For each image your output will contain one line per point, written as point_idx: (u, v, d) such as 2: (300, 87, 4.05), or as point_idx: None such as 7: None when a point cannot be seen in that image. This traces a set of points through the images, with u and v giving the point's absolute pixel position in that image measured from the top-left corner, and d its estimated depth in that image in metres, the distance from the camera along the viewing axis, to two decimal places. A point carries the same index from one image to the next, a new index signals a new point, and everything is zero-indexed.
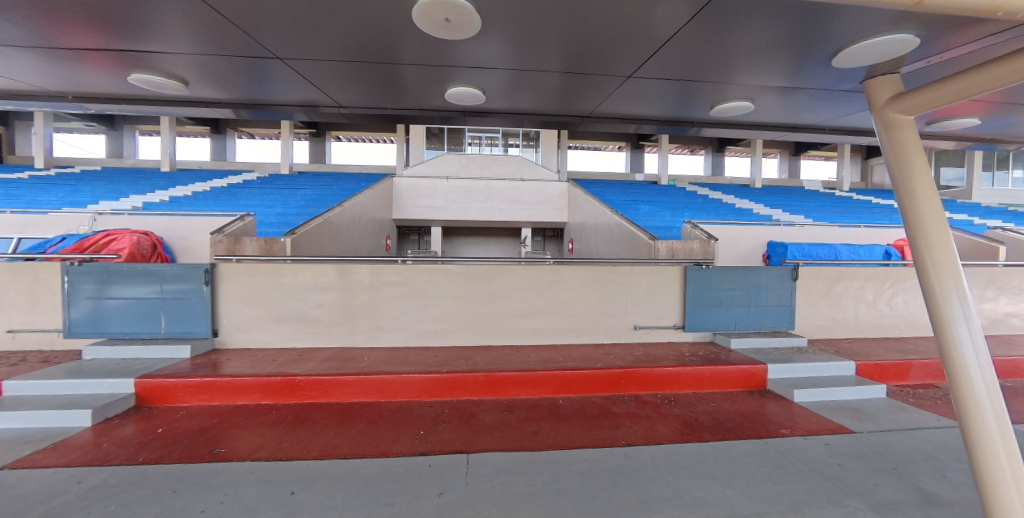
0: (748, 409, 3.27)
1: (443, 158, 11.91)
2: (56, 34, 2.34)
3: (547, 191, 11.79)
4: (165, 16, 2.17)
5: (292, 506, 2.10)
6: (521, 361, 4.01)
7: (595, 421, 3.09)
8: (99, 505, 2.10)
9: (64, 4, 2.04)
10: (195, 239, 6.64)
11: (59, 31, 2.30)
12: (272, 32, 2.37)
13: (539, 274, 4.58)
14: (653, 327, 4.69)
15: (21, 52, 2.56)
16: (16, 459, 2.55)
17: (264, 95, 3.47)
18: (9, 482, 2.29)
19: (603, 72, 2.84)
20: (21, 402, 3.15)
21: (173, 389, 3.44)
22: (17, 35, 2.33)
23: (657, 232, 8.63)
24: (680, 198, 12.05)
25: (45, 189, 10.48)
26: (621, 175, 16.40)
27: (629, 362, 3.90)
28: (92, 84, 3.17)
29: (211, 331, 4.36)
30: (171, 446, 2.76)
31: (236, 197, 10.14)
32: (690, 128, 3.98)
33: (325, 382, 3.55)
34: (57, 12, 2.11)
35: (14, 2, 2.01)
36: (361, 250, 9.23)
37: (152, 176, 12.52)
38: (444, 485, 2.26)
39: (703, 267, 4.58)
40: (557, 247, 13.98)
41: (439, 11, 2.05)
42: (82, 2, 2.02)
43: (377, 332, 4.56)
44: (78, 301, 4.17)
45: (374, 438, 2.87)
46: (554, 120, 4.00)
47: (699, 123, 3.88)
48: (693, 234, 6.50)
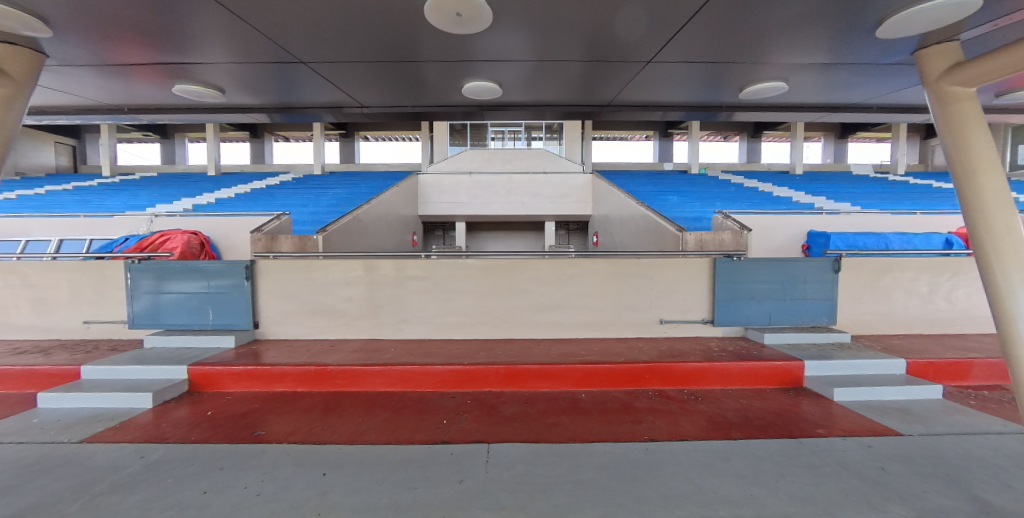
0: (779, 407, 3.12)
1: (465, 154, 11.97)
2: (110, 51, 2.49)
3: (569, 184, 11.57)
4: (203, 29, 2.27)
5: (322, 487, 2.18)
6: (542, 354, 3.99)
7: (615, 416, 3.03)
8: (156, 477, 2.28)
9: (110, 23, 2.16)
10: (235, 237, 7.01)
11: (110, 48, 2.45)
12: (298, 38, 2.43)
13: (559, 268, 4.53)
14: (678, 322, 4.54)
15: (79, 70, 2.76)
16: (91, 433, 2.83)
17: (292, 98, 3.58)
18: (81, 454, 2.52)
19: (621, 59, 2.73)
20: (94, 385, 3.48)
21: (218, 375, 3.68)
22: (75, 55, 2.51)
23: (685, 223, 8.34)
24: (711, 187, 11.57)
25: (110, 194, 11.45)
26: (647, 165, 15.88)
27: (653, 357, 3.80)
28: (142, 96, 3.38)
29: (251, 323, 4.60)
30: (217, 427, 2.95)
31: (273, 197, 10.65)
32: (719, 113, 3.78)
33: (353, 372, 3.68)
34: (110, 31, 2.25)
35: (71, 26, 2.17)
36: (388, 246, 9.43)
37: (198, 180, 13.35)
38: (464, 473, 2.28)
39: (733, 259, 4.39)
40: (582, 241, 13.88)
41: (448, 5, 2.03)
42: (130, 20, 2.13)
43: (401, 326, 4.66)
44: (139, 295, 4.52)
45: (398, 426, 2.94)
46: (576, 110, 3.88)
47: (727, 107, 3.67)
48: (724, 225, 6.14)
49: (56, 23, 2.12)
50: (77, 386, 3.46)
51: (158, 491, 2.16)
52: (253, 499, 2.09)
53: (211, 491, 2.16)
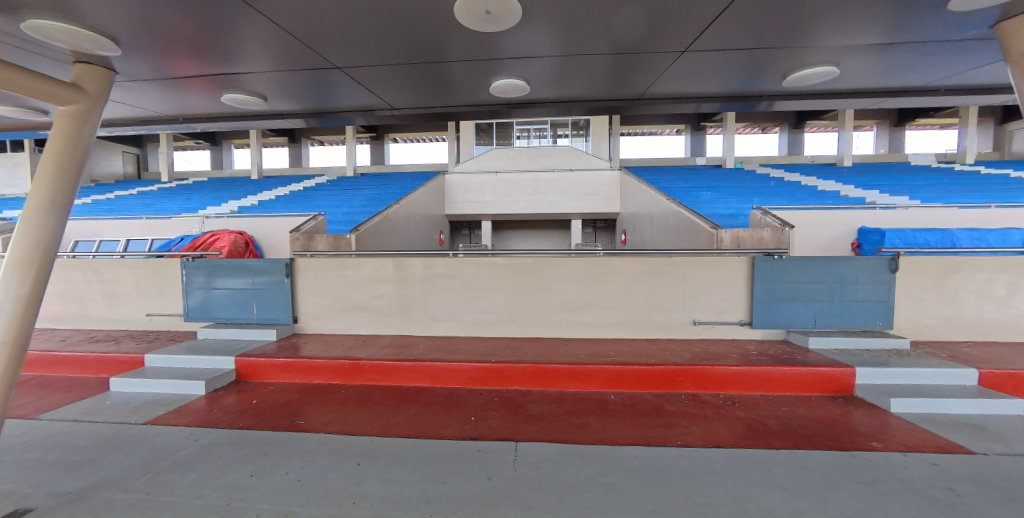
0: (827, 417, 2.91)
1: (490, 154, 11.92)
2: (168, 65, 2.66)
3: (597, 181, 11.34)
4: (246, 40, 2.37)
5: (356, 477, 2.24)
6: (570, 354, 3.93)
7: (647, 419, 2.94)
8: (208, 460, 2.44)
9: (167, 38, 2.29)
10: (275, 236, 7.37)
11: (167, 62, 2.61)
12: (334, 44, 2.49)
13: (586, 266, 4.44)
14: (713, 323, 4.35)
15: (142, 84, 2.96)
16: (153, 417, 3.08)
17: (327, 103, 3.69)
18: (143, 437, 2.74)
19: (653, 50, 2.63)
20: (155, 372, 3.78)
21: (262, 366, 3.87)
22: (139, 71, 2.69)
23: (719, 220, 8.00)
24: (748, 182, 11.02)
25: (168, 198, 12.38)
26: (679, 160, 15.34)
27: (686, 359, 3.65)
28: (195, 106, 3.58)
29: (291, 318, 4.81)
30: (261, 415, 3.11)
31: (309, 199, 11.14)
32: (758, 103, 3.57)
33: (385, 366, 3.77)
34: (166, 47, 2.40)
35: (136, 44, 2.33)
36: (416, 244, 9.61)
37: (243, 183, 14.17)
38: (492, 470, 2.27)
39: (774, 258, 4.14)
40: (609, 238, 13.62)
41: (479, 3, 2.02)
42: (185, 34, 2.26)
43: (430, 322, 4.73)
44: (193, 290, 4.85)
45: (428, 421, 2.98)
46: (604, 105, 3.78)
47: (767, 96, 3.47)
48: (763, 222, 5.82)
49: (122, 41, 2.27)
50: (142, 373, 3.78)
51: (208, 473, 2.31)
52: (293, 484, 2.18)
53: (256, 475, 2.28)
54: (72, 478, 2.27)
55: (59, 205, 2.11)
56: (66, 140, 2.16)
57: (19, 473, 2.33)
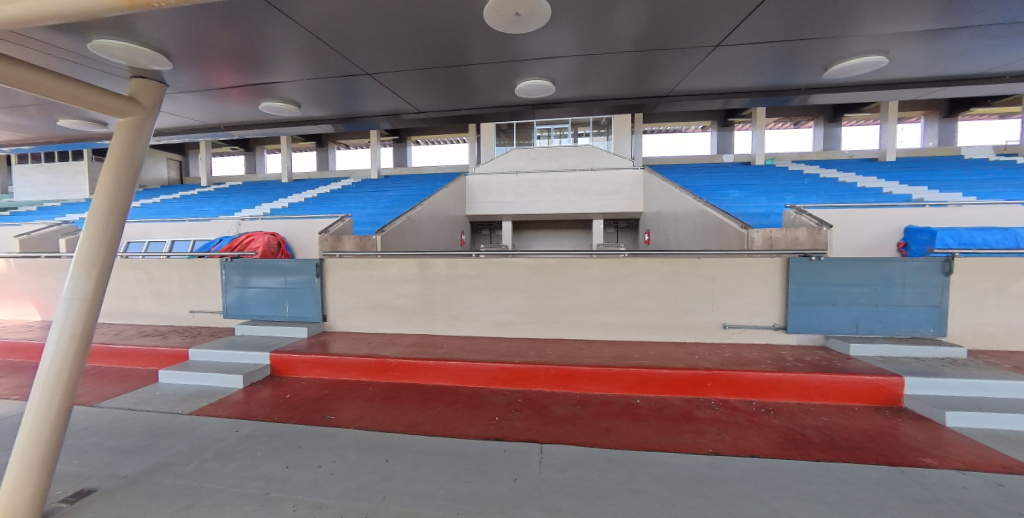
0: (872, 428, 2.75)
1: (511, 153, 11.91)
2: (212, 76, 2.81)
3: (619, 180, 11.13)
4: (282, 48, 2.46)
5: (385, 472, 2.31)
6: (594, 356, 3.89)
7: (674, 425, 2.87)
8: (248, 451, 2.57)
9: (212, 51, 2.43)
10: (306, 237, 7.67)
11: (211, 74, 2.77)
12: (365, 50, 2.57)
13: (610, 267, 4.38)
14: (745, 327, 4.20)
15: (187, 95, 3.15)
16: (197, 408, 3.27)
17: (355, 108, 3.81)
18: (189, 427, 2.92)
19: (682, 45, 2.56)
20: (198, 365, 4.02)
21: (295, 363, 4.04)
22: (186, 82, 2.86)
23: (749, 220, 7.71)
24: (780, 180, 10.56)
25: (207, 201, 13.12)
26: (705, 158, 14.89)
27: (716, 364, 3.54)
28: (234, 114, 3.77)
29: (321, 316, 4.99)
30: (295, 409, 3.24)
31: (336, 201, 11.54)
32: (793, 97, 3.42)
33: (411, 364, 3.85)
34: (210, 59, 2.54)
35: (184, 57, 2.48)
36: (438, 245, 9.76)
37: (275, 187, 14.81)
38: (518, 471, 2.28)
39: (811, 259, 3.95)
40: (632, 239, 13.38)
41: (508, 5, 2.05)
42: (227, 46, 2.38)
43: (453, 322, 4.80)
44: (231, 289, 5.12)
45: (453, 420, 3.02)
46: (625, 103, 3.71)
47: (804, 89, 3.31)
48: (797, 221, 5.56)
49: (172, 55, 2.42)
50: (186, 366, 4.02)
51: (248, 463, 2.43)
52: (326, 477, 2.27)
53: (292, 467, 2.38)
54: (127, 463, 2.45)
55: (117, 207, 2.22)
56: (123, 146, 2.28)
57: (82, 456, 2.53)
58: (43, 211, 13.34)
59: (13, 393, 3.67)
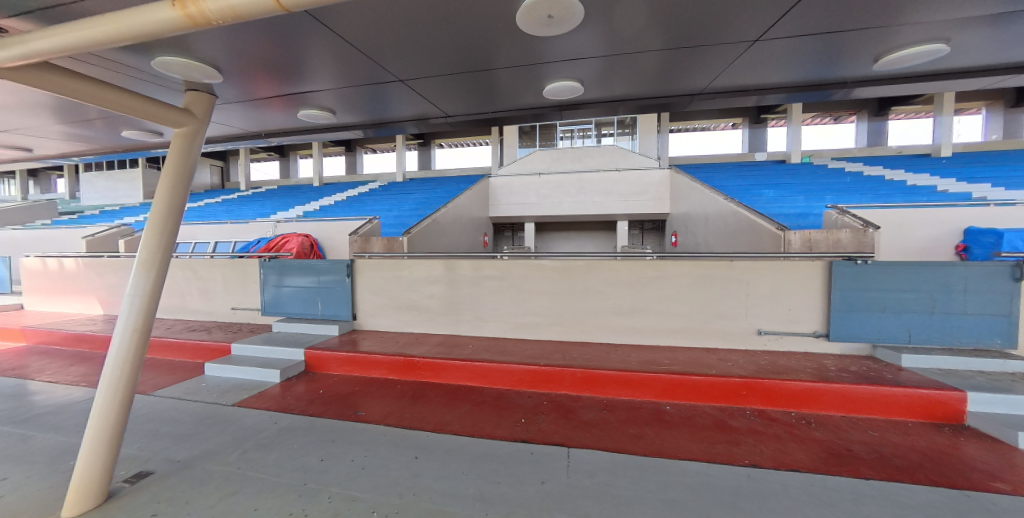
0: (929, 447, 2.56)
1: (535, 155, 12.00)
2: (257, 87, 2.98)
3: (644, 180, 10.89)
4: (321, 57, 2.58)
5: (415, 469, 2.36)
6: (621, 360, 3.83)
7: (708, 434, 2.78)
8: (286, 442, 2.70)
9: (257, 63, 2.57)
10: (336, 239, 7.96)
11: (256, 85, 2.93)
12: (397, 57, 2.64)
13: (637, 270, 4.29)
14: (782, 334, 4.01)
15: (233, 105, 3.34)
16: (239, 400, 3.46)
17: (386, 114, 3.92)
18: (234, 418, 3.10)
19: (717, 42, 2.49)
20: (239, 360, 4.25)
21: (327, 359, 4.20)
22: (232, 93, 3.04)
23: (785, 221, 7.36)
24: (819, 179, 10.01)
25: (246, 204, 13.87)
26: (736, 156, 14.33)
27: (751, 372, 3.40)
28: (272, 122, 3.96)
29: (351, 315, 5.17)
30: (328, 404, 3.37)
31: (364, 204, 11.92)
32: (835, 91, 3.24)
33: (437, 364, 3.92)
34: (255, 71, 2.68)
35: (232, 70, 2.63)
36: (462, 247, 9.88)
37: (308, 190, 15.47)
38: (546, 474, 2.28)
39: (857, 263, 3.71)
40: (658, 241, 13.06)
41: (541, 8, 2.07)
42: (271, 57, 2.51)
43: (478, 323, 4.85)
44: (268, 287, 5.39)
45: (480, 420, 3.05)
46: (650, 103, 3.63)
47: (847, 82, 3.13)
48: (840, 222, 5.24)
49: (220, 68, 2.58)
50: (229, 360, 4.27)
51: (286, 454, 2.55)
52: (358, 471, 2.35)
53: (327, 460, 2.48)
54: (179, 449, 2.63)
55: (173, 210, 2.39)
56: (178, 156, 2.46)
57: (139, 440, 2.74)
58: (103, 214, 14.52)
59: (79, 381, 4.01)
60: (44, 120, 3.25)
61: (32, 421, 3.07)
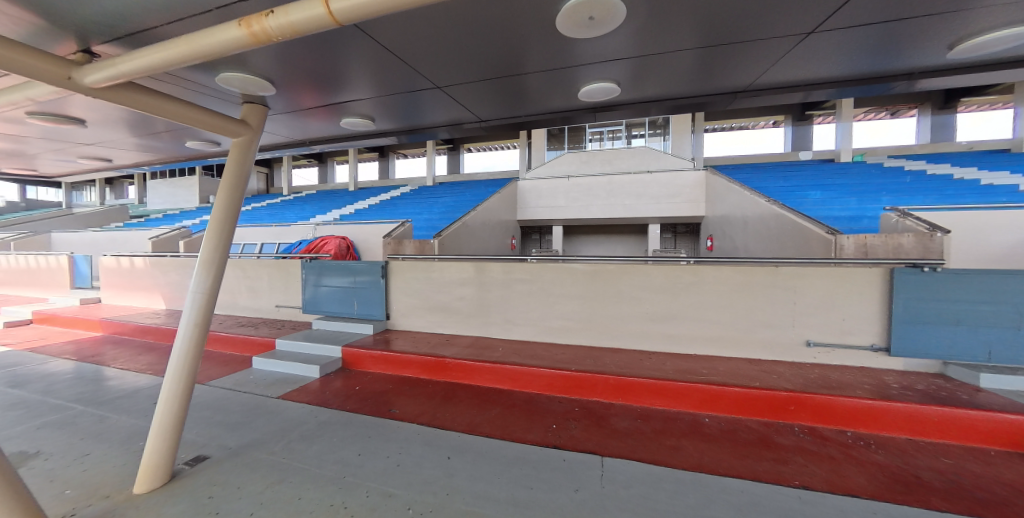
0: (1012, 480, 2.30)
1: (564, 157, 12.00)
2: (303, 98, 3.14)
3: (678, 182, 10.52)
4: (364, 67, 2.68)
5: (449, 469, 2.40)
6: (655, 368, 3.71)
7: (752, 450, 2.63)
8: (327, 435, 2.83)
9: (304, 75, 2.72)
10: (371, 241, 8.26)
11: (303, 96, 3.09)
12: (434, 65, 2.71)
13: (673, 275, 4.15)
14: (835, 347, 3.74)
15: (281, 115, 3.55)
16: (283, 392, 3.66)
17: (420, 120, 4.02)
18: (279, 409, 3.28)
19: (763, 36, 2.37)
20: (283, 354, 4.50)
21: (363, 357, 4.34)
22: (281, 104, 3.23)
23: (835, 224, 6.86)
24: (874, 178, 9.27)
25: (289, 208, 14.67)
26: (778, 156, 13.55)
27: (798, 385, 3.19)
28: (315, 131, 4.17)
29: (385, 314, 5.32)
30: (364, 401, 3.49)
31: (397, 207, 12.29)
32: (893, 83, 2.98)
33: (468, 366, 3.96)
34: (303, 83, 2.84)
35: (282, 82, 2.80)
36: (490, 249, 9.94)
37: (344, 194, 16.16)
38: (580, 482, 2.25)
39: (923, 271, 3.40)
40: (693, 244, 12.57)
41: (583, 10, 2.07)
42: (318, 69, 2.65)
43: (508, 326, 4.86)
44: (309, 286, 5.67)
45: (511, 423, 3.05)
46: (684, 102, 3.50)
47: (907, 72, 2.88)
48: (901, 226, 4.83)
49: (271, 81, 2.75)
50: (274, 354, 4.52)
51: (327, 447, 2.66)
52: (394, 468, 2.41)
53: (365, 455, 2.57)
54: (231, 436, 2.81)
55: (230, 213, 2.56)
56: (235, 164, 2.64)
57: (197, 427, 2.95)
58: (165, 217, 15.82)
59: (145, 369, 4.38)
60: (122, 133, 3.60)
61: (107, 404, 3.39)
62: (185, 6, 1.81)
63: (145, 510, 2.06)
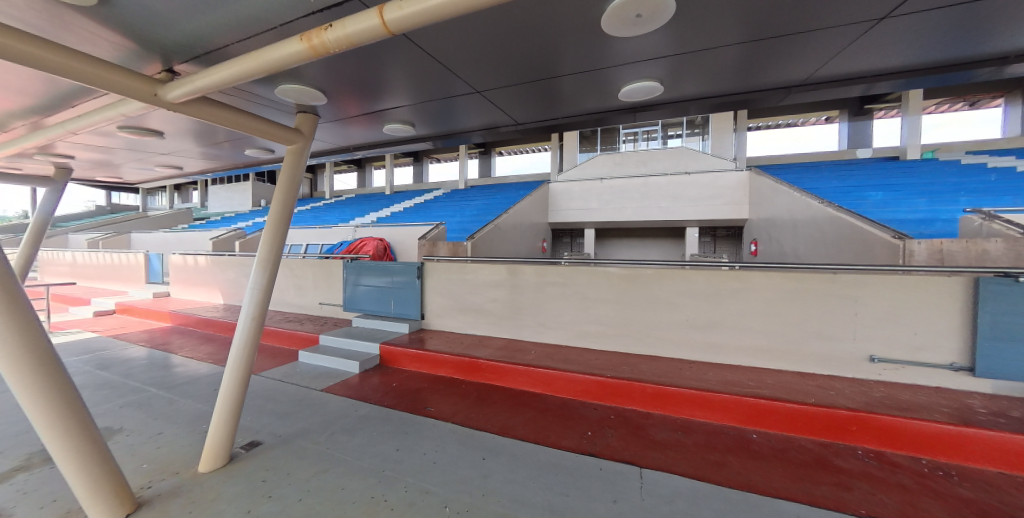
0: None
1: (596, 160, 11.81)
2: (346, 106, 3.29)
3: (719, 183, 10.03)
4: (404, 74, 2.76)
5: (484, 470, 2.41)
6: (696, 378, 3.54)
7: (808, 472, 2.45)
8: (367, 429, 2.93)
9: (349, 84, 2.84)
10: (406, 243, 8.51)
11: (346, 104, 3.23)
12: (472, 70, 2.74)
13: (716, 281, 3.95)
14: (905, 364, 3.40)
15: (326, 123, 3.72)
16: (326, 386, 3.84)
17: (454, 125, 4.09)
18: (322, 401, 3.45)
19: (819, 25, 2.20)
20: (325, 349, 4.73)
21: (399, 355, 4.47)
22: (327, 113, 3.40)
23: (903, 227, 6.28)
24: (947, 178, 8.38)
25: (331, 211, 15.45)
26: (833, 154, 12.58)
27: (859, 404, 2.93)
28: (356, 138, 4.36)
29: (420, 314, 5.46)
30: (400, 397, 3.58)
31: (430, 210, 12.60)
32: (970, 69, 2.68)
33: (501, 368, 3.97)
34: (349, 92, 2.97)
35: (330, 92, 2.94)
36: (521, 252, 9.94)
37: (382, 198, 16.80)
38: (618, 493, 2.19)
39: (1014, 281, 3.01)
40: (734, 249, 11.93)
41: (630, 8, 2.02)
42: (361, 78, 2.76)
43: (541, 329, 4.83)
44: (349, 285, 5.93)
45: (544, 428, 3.02)
46: (728, 101, 3.32)
47: (985, 57, 2.58)
48: (986, 230, 4.31)
49: (319, 91, 2.89)
50: (318, 349, 4.77)
51: (367, 440, 2.76)
52: (431, 465, 2.46)
53: (403, 450, 2.64)
54: (281, 425, 2.98)
55: (283, 215, 2.72)
56: (290, 169, 2.82)
57: (251, 414, 3.16)
58: (223, 220, 17.17)
59: (205, 358, 4.75)
60: (192, 143, 3.95)
61: (174, 388, 3.71)
62: (251, 26, 1.95)
63: (208, 488, 2.23)
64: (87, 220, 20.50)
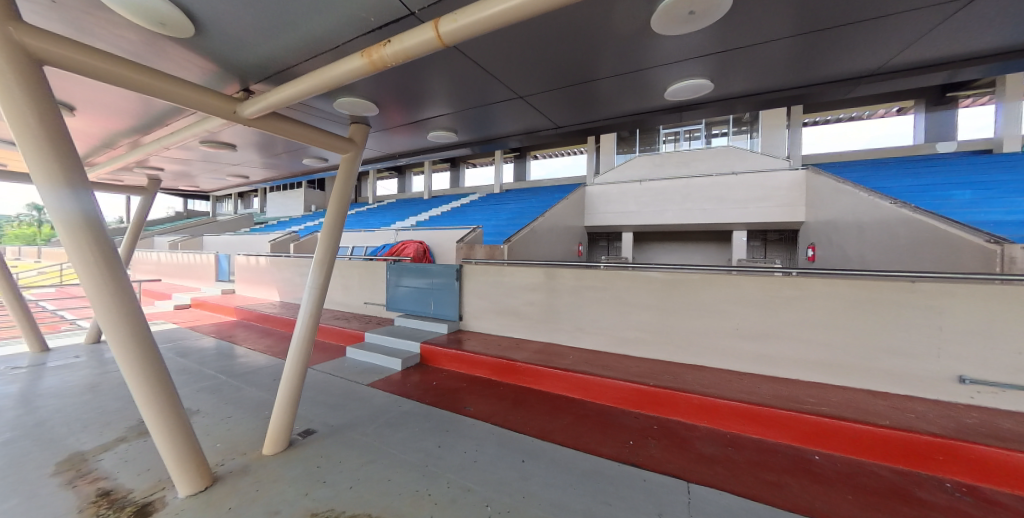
0: None
1: (635, 161, 11.51)
2: (393, 115, 3.44)
3: (770, 184, 9.42)
4: (449, 82, 2.86)
5: (523, 472, 2.43)
6: (745, 390, 3.34)
7: (882, 502, 2.25)
8: (410, 424, 3.05)
9: (397, 94, 2.98)
10: (445, 245, 8.75)
11: (393, 114, 3.39)
12: (514, 76, 2.79)
13: (769, 288, 3.72)
14: (1010, 388, 2.99)
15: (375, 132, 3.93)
16: (371, 381, 4.04)
17: (492, 131, 4.16)
18: (368, 396, 3.63)
19: (889, 10, 2.03)
20: (370, 346, 4.97)
21: (438, 355, 4.60)
22: (376, 122, 3.58)
23: (1002, 229, 5.56)
24: None
25: (374, 215, 16.20)
26: (905, 149, 11.39)
27: (938, 428, 2.64)
28: (400, 145, 4.55)
29: (458, 315, 5.59)
30: (439, 395, 3.69)
31: (467, 214, 12.86)
32: None
33: (538, 371, 3.96)
34: (398, 101, 3.12)
35: (381, 102, 3.10)
36: (557, 256, 9.89)
37: (421, 202, 17.38)
38: (662, 507, 2.13)
39: None
40: (787, 254, 11.13)
41: (682, 5, 1.98)
42: (409, 87, 2.89)
43: (578, 333, 4.77)
44: (392, 286, 6.21)
45: (583, 434, 2.98)
46: (780, 96, 3.13)
47: None
48: None
49: (370, 102, 3.06)
50: (363, 345, 5.02)
51: (410, 435, 2.87)
52: (471, 463, 2.51)
53: (444, 447, 2.72)
54: (332, 416, 3.18)
55: (337, 219, 2.91)
56: (344, 177, 3.01)
57: (305, 404, 3.39)
58: (278, 224, 18.55)
59: (264, 351, 5.16)
60: (257, 153, 4.32)
61: (238, 377, 4.05)
62: (315, 47, 2.12)
63: (271, 469, 2.43)
64: (167, 224, 22.96)
